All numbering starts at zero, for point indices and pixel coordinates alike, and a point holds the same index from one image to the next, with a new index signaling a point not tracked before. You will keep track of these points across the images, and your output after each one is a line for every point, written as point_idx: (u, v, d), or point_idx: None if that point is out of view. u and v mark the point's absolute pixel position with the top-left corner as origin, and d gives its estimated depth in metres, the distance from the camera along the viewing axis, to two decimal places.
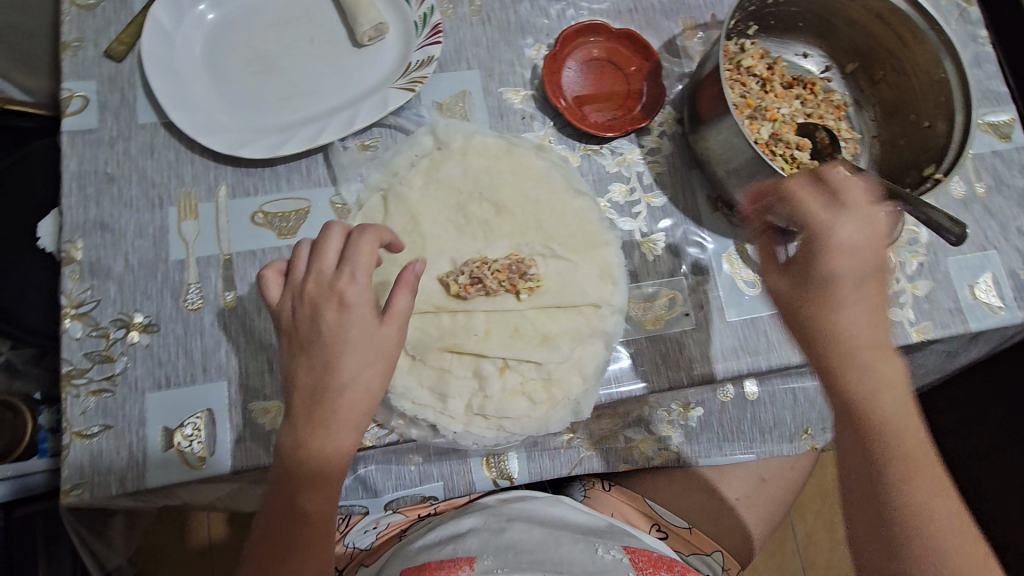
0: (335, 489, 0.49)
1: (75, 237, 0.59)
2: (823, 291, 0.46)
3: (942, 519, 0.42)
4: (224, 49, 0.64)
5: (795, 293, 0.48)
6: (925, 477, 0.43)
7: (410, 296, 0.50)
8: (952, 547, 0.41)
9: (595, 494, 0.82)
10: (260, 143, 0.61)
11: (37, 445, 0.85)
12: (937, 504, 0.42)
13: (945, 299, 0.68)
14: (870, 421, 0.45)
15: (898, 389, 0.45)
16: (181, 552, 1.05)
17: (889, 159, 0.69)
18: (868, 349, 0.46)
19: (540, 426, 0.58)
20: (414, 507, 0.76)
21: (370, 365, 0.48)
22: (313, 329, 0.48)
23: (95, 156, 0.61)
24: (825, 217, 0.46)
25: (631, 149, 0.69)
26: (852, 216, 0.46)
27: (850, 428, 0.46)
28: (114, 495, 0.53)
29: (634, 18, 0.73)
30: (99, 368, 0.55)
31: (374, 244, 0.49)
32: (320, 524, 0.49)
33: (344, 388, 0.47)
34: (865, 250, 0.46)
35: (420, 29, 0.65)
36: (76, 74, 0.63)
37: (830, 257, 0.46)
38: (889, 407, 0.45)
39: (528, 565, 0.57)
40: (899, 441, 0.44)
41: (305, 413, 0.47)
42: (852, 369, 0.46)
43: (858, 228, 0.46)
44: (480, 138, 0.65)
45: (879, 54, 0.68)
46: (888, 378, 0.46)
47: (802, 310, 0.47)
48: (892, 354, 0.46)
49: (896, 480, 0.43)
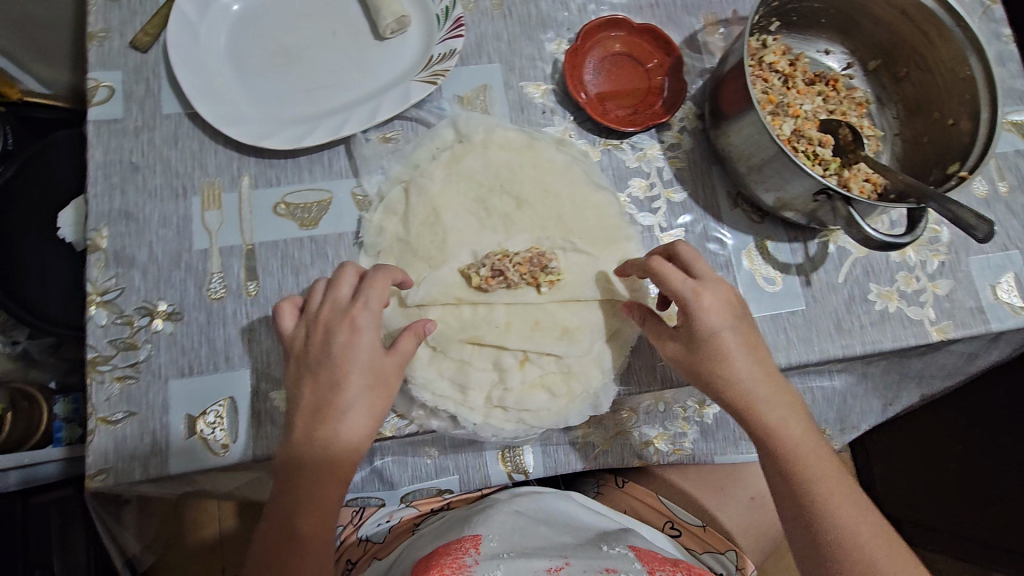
0: (339, 490, 0.50)
1: (100, 225, 0.59)
2: (708, 355, 0.53)
3: (855, 519, 0.52)
4: (248, 40, 0.64)
5: (688, 360, 0.54)
6: (836, 491, 0.52)
7: (416, 342, 0.53)
8: (869, 545, 0.51)
9: (607, 489, 0.85)
10: (283, 135, 0.61)
11: (52, 434, 0.86)
12: (848, 506, 0.52)
13: (967, 298, 0.67)
14: (781, 457, 0.53)
15: (794, 420, 0.54)
16: (192, 544, 1.06)
17: (911, 157, 0.68)
18: (762, 397, 0.53)
19: (559, 419, 0.58)
20: (428, 501, 0.76)
21: (369, 388, 0.50)
22: (323, 354, 0.50)
23: (121, 145, 0.62)
24: (691, 293, 0.52)
25: (651, 144, 0.69)
26: (709, 285, 0.53)
27: (768, 463, 0.55)
28: (138, 481, 0.53)
29: (656, 13, 0.73)
30: (123, 355, 0.56)
31: (387, 282, 0.52)
32: (320, 525, 0.49)
33: (352, 400, 0.49)
34: (721, 315, 0.53)
35: (442, 22, 0.66)
36: (102, 64, 0.64)
37: (703, 326, 0.53)
38: (790, 441, 0.53)
39: (533, 550, 0.59)
40: (808, 469, 0.53)
41: (309, 419, 0.49)
42: (754, 416, 0.54)
43: (716, 297, 0.53)
44: (502, 132, 0.65)
45: (903, 51, 0.68)
46: (783, 415, 0.54)
47: (701, 375, 0.54)
48: (782, 391, 0.54)
49: (814, 504, 0.52)
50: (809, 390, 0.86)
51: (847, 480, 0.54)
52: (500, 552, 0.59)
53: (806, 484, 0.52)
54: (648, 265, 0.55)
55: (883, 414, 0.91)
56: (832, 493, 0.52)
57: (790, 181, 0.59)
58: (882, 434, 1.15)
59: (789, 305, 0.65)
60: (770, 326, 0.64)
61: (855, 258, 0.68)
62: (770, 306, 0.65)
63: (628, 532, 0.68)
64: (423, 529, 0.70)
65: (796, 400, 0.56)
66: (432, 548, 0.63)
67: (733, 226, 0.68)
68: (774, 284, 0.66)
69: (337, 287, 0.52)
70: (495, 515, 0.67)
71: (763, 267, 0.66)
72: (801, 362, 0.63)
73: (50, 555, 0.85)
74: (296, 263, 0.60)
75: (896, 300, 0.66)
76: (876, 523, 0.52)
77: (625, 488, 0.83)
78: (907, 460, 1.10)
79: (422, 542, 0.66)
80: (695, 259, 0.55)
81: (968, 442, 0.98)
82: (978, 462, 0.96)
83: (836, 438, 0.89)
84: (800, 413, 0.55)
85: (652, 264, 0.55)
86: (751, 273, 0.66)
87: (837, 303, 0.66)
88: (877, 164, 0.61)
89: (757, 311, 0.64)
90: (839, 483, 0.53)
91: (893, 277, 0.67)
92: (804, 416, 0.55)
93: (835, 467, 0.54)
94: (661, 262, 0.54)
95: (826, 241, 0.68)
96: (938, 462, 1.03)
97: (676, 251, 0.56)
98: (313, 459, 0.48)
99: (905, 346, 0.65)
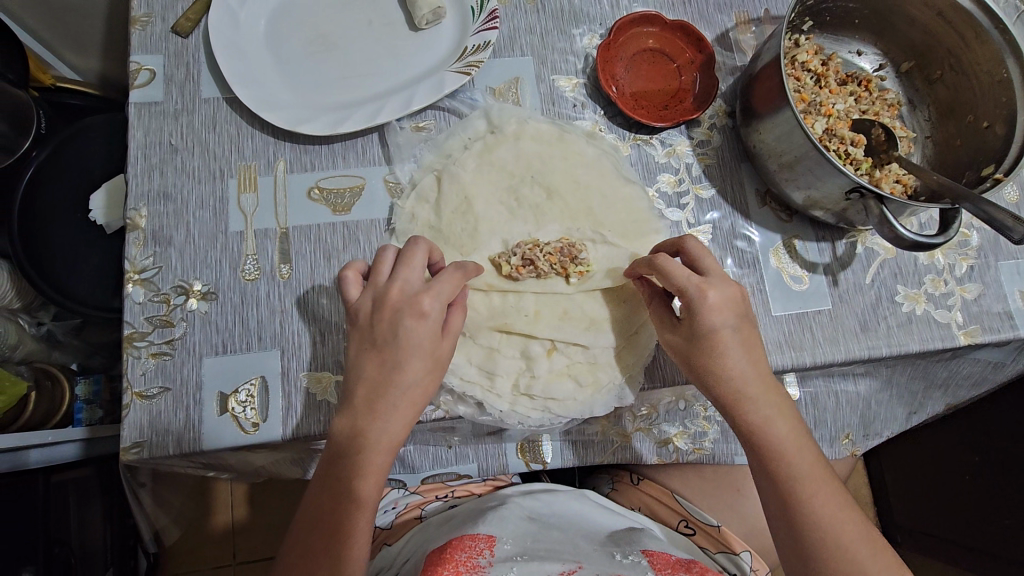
0: (385, 458, 0.51)
1: (139, 205, 0.61)
2: (705, 349, 0.53)
3: (837, 520, 0.51)
4: (286, 28, 0.65)
5: (684, 351, 0.55)
6: (821, 493, 0.52)
7: (464, 315, 0.55)
8: (853, 547, 0.50)
9: (622, 486, 0.85)
10: (319, 121, 0.62)
11: (72, 415, 0.88)
12: (831, 507, 0.51)
13: (995, 302, 0.67)
14: (767, 455, 0.53)
15: (780, 420, 0.54)
16: (210, 527, 1.10)
17: (943, 159, 0.68)
18: (751, 394, 0.53)
19: (584, 410, 0.59)
20: (433, 488, 0.77)
21: (423, 367, 0.52)
22: (391, 333, 0.51)
23: (161, 127, 0.63)
24: (694, 288, 0.52)
25: (681, 140, 0.69)
26: (712, 281, 0.53)
27: (755, 461, 0.54)
28: (171, 455, 0.54)
29: (688, 11, 0.73)
30: (159, 332, 0.57)
31: (461, 275, 0.53)
32: (375, 489, 0.51)
33: (412, 381, 0.51)
34: (722, 312, 0.53)
35: (477, 14, 0.66)
36: (144, 48, 0.65)
37: (704, 320, 0.52)
38: (776, 440, 0.53)
39: (547, 554, 0.58)
40: (794, 469, 0.52)
41: (366, 396, 0.51)
42: (741, 412, 0.54)
43: (720, 293, 0.53)
44: (534, 123, 0.66)
45: (937, 54, 0.68)
46: (768, 415, 0.53)
47: (696, 367, 0.54)
48: (772, 390, 0.54)
49: (799, 504, 0.51)
50: (832, 393, 0.85)
51: (834, 482, 0.53)
52: (514, 556, 0.58)
53: (791, 484, 0.52)
54: (652, 261, 0.55)
55: (906, 422, 0.90)
56: (818, 493, 0.51)
57: (823, 179, 0.59)
58: (898, 443, 1.14)
59: (814, 304, 0.65)
60: (796, 324, 0.64)
61: (883, 260, 0.68)
62: (797, 305, 0.65)
63: (639, 534, 0.68)
64: (434, 519, 0.70)
65: (786, 400, 0.55)
66: (445, 542, 0.62)
67: (761, 224, 0.68)
68: (801, 283, 0.66)
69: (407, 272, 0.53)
70: (509, 517, 0.66)
71: (791, 266, 0.66)
72: (826, 362, 0.63)
73: (69, 533, 0.84)
74: (328, 248, 0.61)
75: (923, 303, 0.66)
76: (861, 526, 0.52)
77: (641, 486, 0.82)
78: (923, 470, 1.09)
79: (437, 533, 0.66)
80: (703, 255, 0.55)
81: (985, 454, 0.96)
82: (996, 474, 0.94)
83: (859, 444, 0.87)
84: (786, 413, 0.54)
85: (655, 260, 0.54)
86: (778, 271, 0.66)
87: (864, 304, 0.65)
88: (909, 164, 0.61)
89: (783, 309, 0.64)
90: (824, 486, 0.52)
91: (921, 280, 0.67)
92: (791, 416, 0.55)
93: (820, 470, 0.53)
94: (666, 258, 0.54)
95: (855, 242, 0.68)
96: (953, 473, 1.01)
97: (684, 247, 0.56)
98: (374, 434, 0.51)
99: (931, 348, 0.64)
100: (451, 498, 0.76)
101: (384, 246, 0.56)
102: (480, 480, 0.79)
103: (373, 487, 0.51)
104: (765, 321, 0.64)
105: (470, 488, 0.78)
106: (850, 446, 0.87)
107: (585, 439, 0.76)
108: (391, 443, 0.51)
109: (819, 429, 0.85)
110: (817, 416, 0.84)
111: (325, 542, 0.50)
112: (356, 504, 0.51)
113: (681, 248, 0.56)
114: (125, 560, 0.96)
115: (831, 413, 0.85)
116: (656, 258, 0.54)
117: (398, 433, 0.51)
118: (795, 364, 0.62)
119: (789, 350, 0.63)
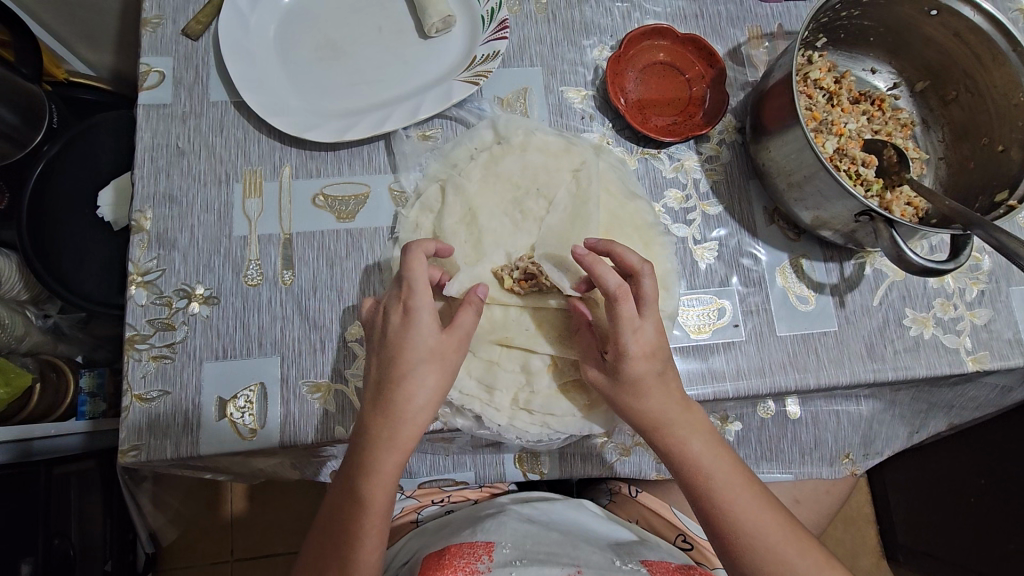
0: (400, 459, 0.51)
1: (144, 207, 0.61)
2: (626, 390, 0.53)
3: (762, 523, 0.51)
4: (296, 34, 0.65)
5: (607, 391, 0.54)
6: (746, 499, 0.52)
7: (474, 313, 0.53)
8: (787, 551, 0.50)
9: (619, 497, 0.83)
10: (325, 128, 0.62)
11: (76, 407, 0.88)
12: (753, 513, 0.51)
13: (1006, 329, 0.65)
14: (686, 471, 0.53)
15: (696, 437, 0.53)
16: (209, 524, 1.11)
17: (955, 182, 0.67)
18: (668, 416, 0.53)
19: (584, 426, 0.58)
20: (427, 492, 0.77)
21: (428, 371, 0.51)
22: (384, 335, 0.53)
23: (169, 130, 0.63)
24: (629, 339, 0.51)
25: (689, 155, 0.68)
26: (649, 326, 0.52)
27: (678, 479, 0.54)
28: (168, 459, 0.54)
29: (700, 24, 0.72)
30: (161, 335, 0.57)
31: (424, 259, 0.52)
32: (385, 494, 0.51)
33: (433, 389, 0.52)
34: (648, 360, 0.52)
35: (487, 24, 0.66)
36: (155, 49, 0.66)
37: (632, 369, 0.52)
38: (694, 455, 0.53)
39: (546, 557, 0.58)
40: (714, 483, 0.52)
41: (377, 397, 0.51)
42: (659, 434, 0.53)
43: (648, 341, 0.52)
44: (541, 135, 0.65)
45: (952, 73, 0.67)
46: (684, 433, 0.53)
47: (618, 405, 0.54)
48: (687, 407, 0.54)
49: (726, 516, 0.51)
50: (833, 413, 0.83)
51: (756, 485, 0.53)
52: (514, 559, 0.57)
53: (712, 498, 0.52)
54: (613, 292, 0.51)
55: (908, 442, 0.88)
56: (740, 500, 0.52)
57: (832, 200, 0.58)
58: (902, 460, 1.12)
59: (819, 326, 0.64)
60: (801, 345, 0.63)
61: (891, 283, 0.67)
62: (802, 325, 0.64)
63: (639, 545, 0.67)
64: (432, 524, 0.70)
65: (702, 415, 0.55)
66: (442, 547, 0.61)
67: (769, 242, 0.67)
68: (808, 303, 0.65)
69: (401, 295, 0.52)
70: (507, 521, 0.65)
71: (798, 286, 0.66)
72: (829, 384, 0.62)
73: (70, 525, 0.84)
74: (330, 255, 0.61)
75: (931, 327, 0.65)
76: (788, 527, 0.52)
77: (640, 498, 0.81)
78: (925, 489, 1.07)
79: (434, 538, 0.66)
80: (648, 297, 0.53)
81: (991, 477, 0.95)
82: (1000, 497, 0.93)
83: (860, 463, 0.85)
84: (704, 427, 0.54)
85: (616, 296, 0.51)
86: (784, 290, 0.65)
87: (870, 326, 0.65)
88: (921, 188, 0.60)
89: (789, 329, 0.64)
90: (744, 491, 0.52)
91: (930, 303, 0.66)
92: (708, 428, 0.54)
93: (739, 474, 0.53)
94: (625, 299, 0.51)
95: (863, 263, 0.67)
96: (958, 495, 1.00)
97: (638, 278, 0.53)
98: (388, 433, 0.51)
99: (938, 374, 0.63)
100: (447, 502, 0.76)
101: (410, 243, 0.54)
102: (475, 486, 0.78)
103: (382, 489, 0.51)
104: (770, 341, 0.63)
105: (466, 494, 0.77)
106: (850, 465, 0.84)
107: (584, 452, 0.75)
108: (403, 446, 0.51)
109: (819, 448, 0.83)
110: (817, 435, 0.83)
111: (338, 549, 0.50)
112: (364, 508, 0.51)
113: (635, 278, 0.53)
114: (125, 553, 0.97)
115: (832, 434, 0.84)
116: (619, 295, 0.51)
117: (410, 439, 0.51)
118: (797, 386, 0.62)
119: (792, 371, 0.62)
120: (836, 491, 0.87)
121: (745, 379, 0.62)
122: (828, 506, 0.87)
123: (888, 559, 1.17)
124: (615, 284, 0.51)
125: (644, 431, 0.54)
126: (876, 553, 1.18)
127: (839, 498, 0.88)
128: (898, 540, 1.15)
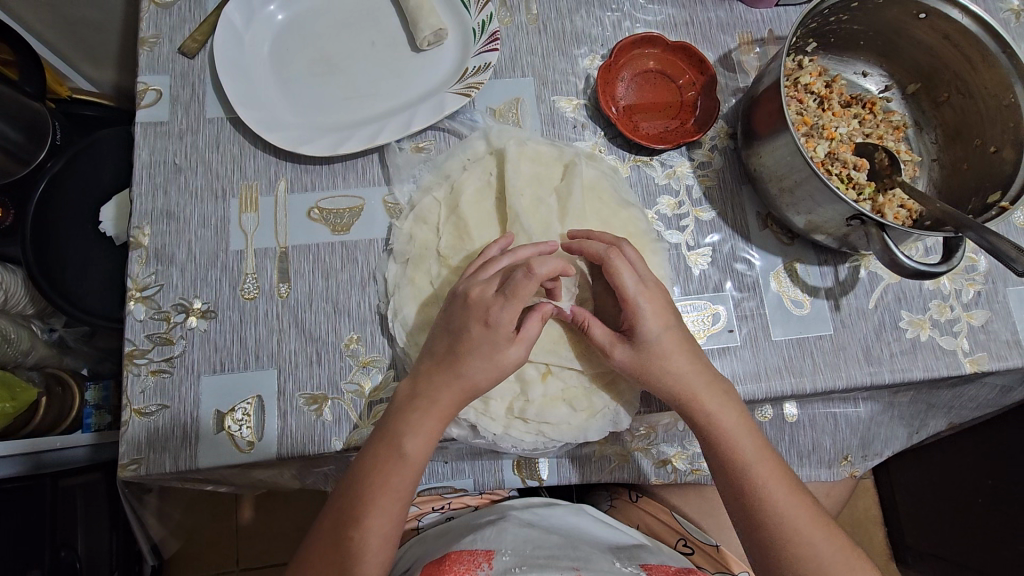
0: (438, 424, 0.53)
1: (142, 223, 0.62)
2: (653, 356, 0.55)
3: (785, 508, 0.53)
4: (290, 50, 0.66)
5: (635, 365, 0.55)
6: (774, 479, 0.54)
7: (540, 323, 0.54)
8: (806, 534, 0.52)
9: (621, 504, 0.83)
10: (321, 142, 0.63)
11: (82, 419, 0.90)
12: (778, 496, 0.53)
13: (1004, 330, 0.65)
14: (716, 444, 0.55)
15: (730, 410, 0.55)
16: (212, 536, 1.11)
17: (950, 184, 0.67)
18: (701, 388, 0.55)
19: (579, 434, 0.58)
20: (427, 500, 0.77)
21: (490, 368, 0.53)
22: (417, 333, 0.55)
23: (166, 147, 0.64)
24: (637, 295, 0.54)
25: (682, 161, 0.69)
26: (654, 288, 0.56)
27: (710, 453, 0.56)
28: (167, 472, 0.55)
29: (690, 31, 0.73)
30: (159, 350, 0.58)
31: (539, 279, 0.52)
32: (426, 449, 0.53)
33: (481, 383, 0.53)
34: (662, 319, 0.55)
35: (478, 36, 0.67)
36: (152, 68, 0.67)
37: (646, 330, 0.54)
38: (726, 428, 0.55)
39: (545, 562, 0.57)
40: (743, 458, 0.55)
41: (434, 369, 0.54)
42: (695, 407, 0.55)
43: (656, 301, 0.55)
44: (533, 144, 0.66)
45: (944, 75, 0.67)
46: (719, 405, 0.55)
47: (648, 377, 0.55)
48: (716, 381, 0.56)
49: (755, 493, 0.53)
50: (832, 416, 0.83)
51: (783, 468, 0.55)
52: (514, 566, 0.57)
53: (746, 474, 0.54)
54: (604, 254, 0.55)
55: (908, 443, 0.88)
56: (767, 480, 0.54)
57: (823, 205, 0.58)
58: (907, 461, 1.11)
59: (814, 328, 0.64)
60: (796, 349, 0.63)
61: (886, 285, 0.66)
62: (798, 329, 0.64)
63: (641, 548, 0.67)
64: (432, 531, 0.70)
65: (733, 392, 0.57)
66: (442, 553, 0.61)
67: (762, 246, 0.67)
68: (802, 307, 0.65)
69: (495, 280, 0.54)
70: (507, 528, 0.65)
71: (792, 289, 0.66)
72: (825, 389, 0.62)
73: (75, 537, 0.85)
74: (327, 267, 0.62)
75: (928, 329, 0.65)
76: (811, 507, 0.54)
77: (640, 504, 0.81)
78: (935, 489, 1.05)
79: (434, 545, 0.66)
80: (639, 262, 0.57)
81: (998, 478, 0.93)
82: (1008, 497, 0.92)
83: (859, 465, 0.85)
84: (734, 405, 0.56)
85: (608, 256, 0.55)
86: (778, 295, 0.65)
87: (866, 329, 0.64)
88: (913, 191, 0.60)
89: (784, 333, 0.64)
90: (772, 470, 0.54)
91: (926, 305, 0.66)
92: (739, 406, 0.56)
93: (766, 454, 0.55)
94: (617, 258, 0.55)
95: (857, 266, 0.67)
96: (966, 495, 0.99)
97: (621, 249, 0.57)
98: (432, 398, 0.53)
99: (936, 376, 0.63)
100: (449, 509, 0.76)
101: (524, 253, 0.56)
102: (475, 493, 0.78)
103: (424, 444, 0.53)
104: (764, 345, 0.64)
105: (466, 501, 0.77)
106: (849, 468, 0.85)
107: (584, 458, 0.75)
108: (443, 411, 0.53)
109: (818, 451, 0.83)
110: (815, 438, 0.83)
111: (351, 514, 0.52)
112: (404, 462, 0.53)
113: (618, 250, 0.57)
114: (131, 564, 0.96)
115: (830, 436, 0.83)
116: (609, 255, 0.55)
117: (454, 401, 0.53)
118: (795, 391, 0.62)
119: (788, 376, 0.62)
120: (836, 494, 0.87)
121: (741, 383, 0.62)
122: (830, 508, 0.87)
123: (896, 561, 1.16)
124: (602, 248, 0.56)
125: (680, 407, 0.56)
126: (884, 555, 1.17)
127: (839, 500, 0.88)
128: (906, 542, 1.14)
